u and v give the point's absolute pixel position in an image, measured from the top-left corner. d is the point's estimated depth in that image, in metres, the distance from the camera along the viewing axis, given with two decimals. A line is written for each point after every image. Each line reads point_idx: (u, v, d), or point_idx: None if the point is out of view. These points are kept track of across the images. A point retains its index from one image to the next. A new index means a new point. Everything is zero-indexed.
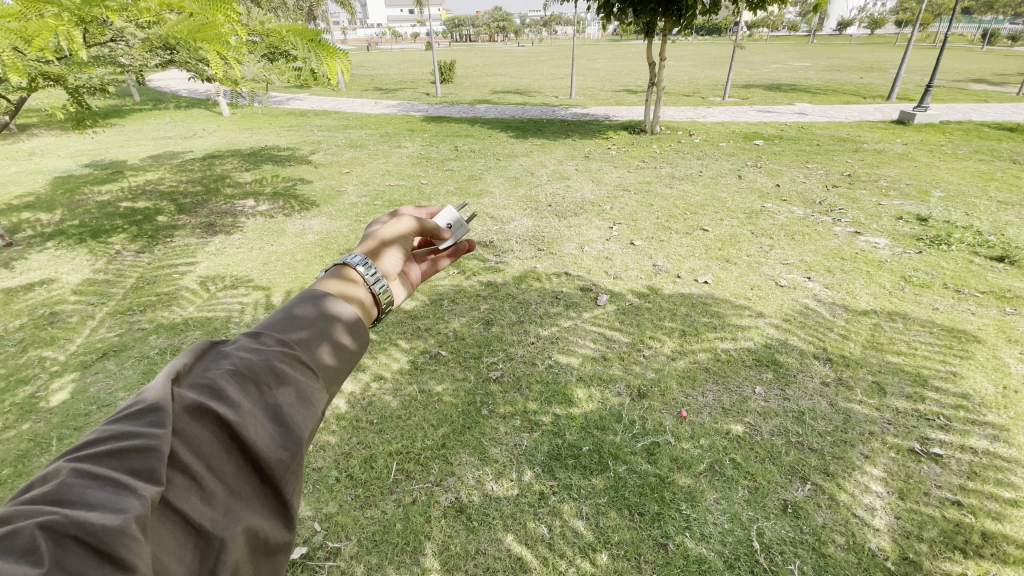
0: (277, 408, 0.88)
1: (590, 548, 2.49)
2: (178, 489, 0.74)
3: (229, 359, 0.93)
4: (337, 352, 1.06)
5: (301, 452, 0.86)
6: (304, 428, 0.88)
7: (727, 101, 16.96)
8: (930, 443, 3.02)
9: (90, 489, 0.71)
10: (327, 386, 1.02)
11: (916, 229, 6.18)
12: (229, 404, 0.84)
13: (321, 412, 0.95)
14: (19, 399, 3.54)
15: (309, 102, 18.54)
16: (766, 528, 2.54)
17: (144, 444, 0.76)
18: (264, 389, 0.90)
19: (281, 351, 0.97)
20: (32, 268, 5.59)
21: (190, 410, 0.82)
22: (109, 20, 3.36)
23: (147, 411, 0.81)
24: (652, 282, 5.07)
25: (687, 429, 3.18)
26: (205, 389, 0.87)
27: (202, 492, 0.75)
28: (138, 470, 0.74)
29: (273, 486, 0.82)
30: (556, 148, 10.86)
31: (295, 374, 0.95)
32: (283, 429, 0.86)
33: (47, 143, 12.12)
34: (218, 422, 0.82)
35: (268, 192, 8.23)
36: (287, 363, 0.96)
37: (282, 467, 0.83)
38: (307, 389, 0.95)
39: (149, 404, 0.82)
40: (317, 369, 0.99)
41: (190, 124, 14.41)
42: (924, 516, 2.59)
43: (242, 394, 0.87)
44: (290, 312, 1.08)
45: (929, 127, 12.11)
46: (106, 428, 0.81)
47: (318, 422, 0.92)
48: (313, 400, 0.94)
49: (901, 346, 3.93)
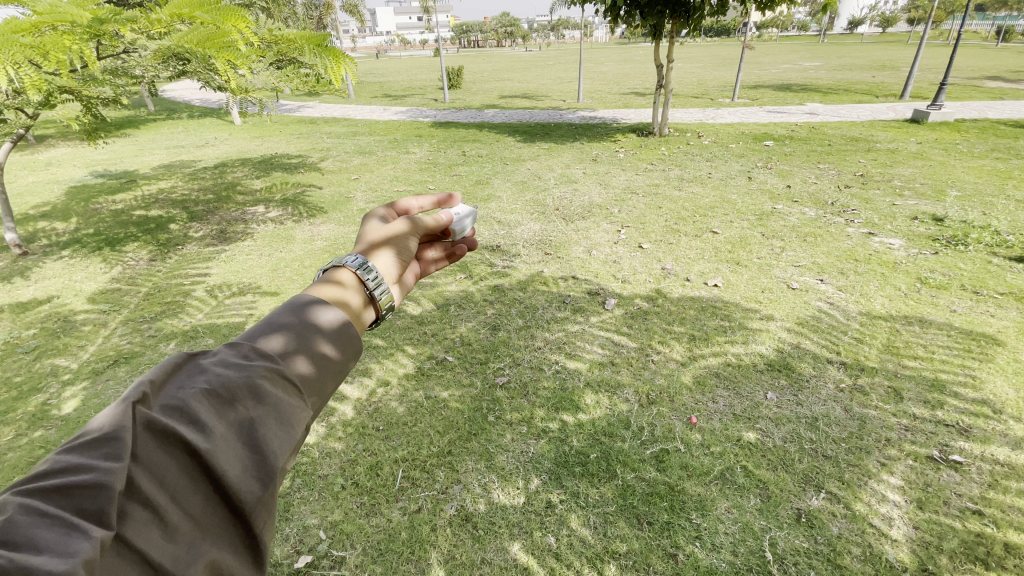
0: (252, 433, 0.87)
1: (598, 558, 2.44)
2: (136, 525, 0.72)
3: (203, 378, 0.92)
4: (322, 368, 1.06)
5: (274, 481, 0.85)
6: (278, 456, 0.86)
7: (736, 102, 16.83)
8: (949, 450, 2.94)
9: (38, 529, 0.67)
10: (308, 406, 1.01)
11: (932, 229, 6.05)
12: (200, 430, 0.83)
13: (299, 436, 0.93)
14: (32, 407, 3.58)
15: (319, 110, 18.75)
16: (779, 539, 2.47)
17: (99, 479, 0.73)
18: (239, 412, 0.88)
19: (260, 369, 0.96)
20: (47, 277, 5.68)
21: (158, 436, 0.80)
22: (121, 33, 3.40)
23: (107, 439, 0.78)
24: (661, 286, 5.01)
25: (697, 436, 3.12)
26: (176, 412, 0.85)
27: (164, 526, 0.73)
28: (88, 511, 0.70)
29: (243, 518, 0.81)
30: (564, 152, 10.83)
31: (277, 392, 0.94)
32: (256, 457, 0.85)
33: (63, 154, 12.34)
34: (186, 449, 0.80)
35: (278, 199, 8.29)
36: (268, 380, 0.95)
37: (253, 498, 0.81)
38: (287, 411, 0.93)
39: (109, 431, 0.79)
40: (296, 389, 0.98)
41: (202, 133, 14.60)
42: (943, 527, 2.50)
43: (215, 419, 0.85)
44: (273, 326, 1.08)
45: (944, 125, 11.92)
46: (61, 457, 0.78)
47: (295, 446, 0.91)
48: (292, 423, 0.93)
49: (918, 349, 3.84)
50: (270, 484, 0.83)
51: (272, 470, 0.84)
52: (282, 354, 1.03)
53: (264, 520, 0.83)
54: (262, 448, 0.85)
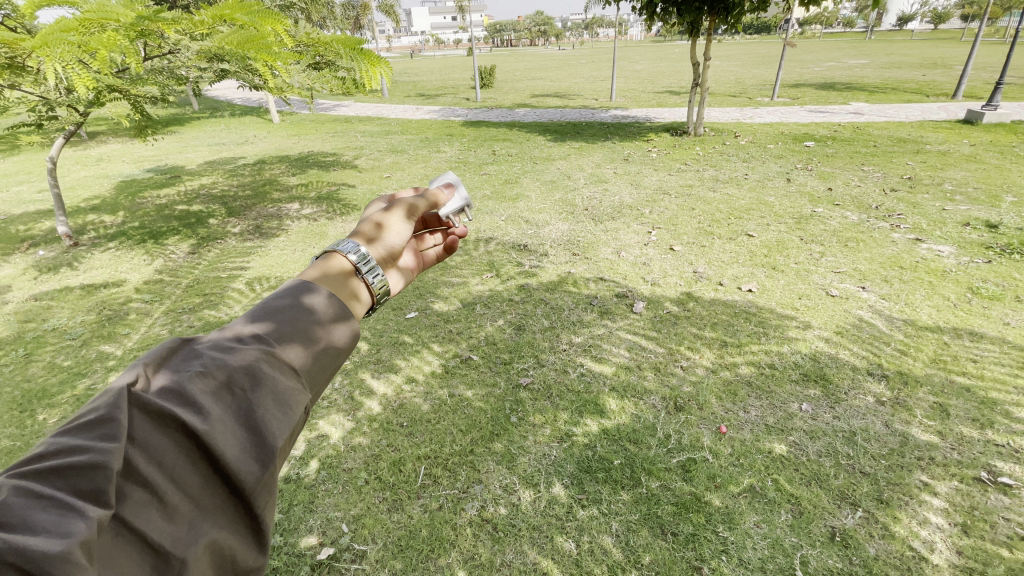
0: (250, 415, 0.87)
1: (619, 567, 2.39)
2: (135, 506, 0.73)
3: (200, 361, 0.92)
4: (315, 354, 1.06)
5: (273, 463, 0.85)
6: (277, 437, 0.87)
7: (775, 101, 16.30)
8: (998, 472, 2.76)
9: (34, 512, 0.69)
10: (308, 389, 1.01)
11: (985, 236, 5.71)
12: (197, 411, 0.83)
13: (298, 417, 0.93)
14: (78, 391, 3.78)
15: (354, 109, 19.17)
16: (811, 557, 2.36)
17: (95, 460, 0.73)
18: (236, 394, 0.88)
19: (255, 352, 0.96)
20: (95, 267, 5.99)
21: (153, 417, 0.81)
22: (167, 34, 3.53)
23: (103, 420, 0.79)
24: (691, 289, 4.89)
25: (726, 446, 3.03)
26: (171, 393, 0.85)
27: (163, 507, 0.74)
28: (85, 491, 0.71)
29: (243, 498, 0.81)
30: (595, 151, 10.72)
31: (274, 373, 0.94)
32: (254, 437, 0.85)
33: (113, 150, 12.98)
34: (183, 430, 0.80)
35: (313, 196, 8.50)
36: (265, 362, 0.95)
37: (252, 479, 0.82)
38: (286, 392, 0.94)
39: (103, 414, 0.79)
40: (294, 371, 0.98)
41: (242, 131, 15.11)
42: (990, 554, 2.35)
43: (211, 401, 0.85)
44: (270, 309, 1.08)
45: (1000, 126, 11.24)
46: (56, 440, 0.79)
47: (293, 428, 0.91)
48: (291, 404, 0.93)
49: (967, 364, 3.62)
50: (270, 464, 0.84)
51: (271, 451, 0.85)
52: (277, 339, 1.03)
53: (266, 502, 0.83)
54: (260, 428, 0.86)
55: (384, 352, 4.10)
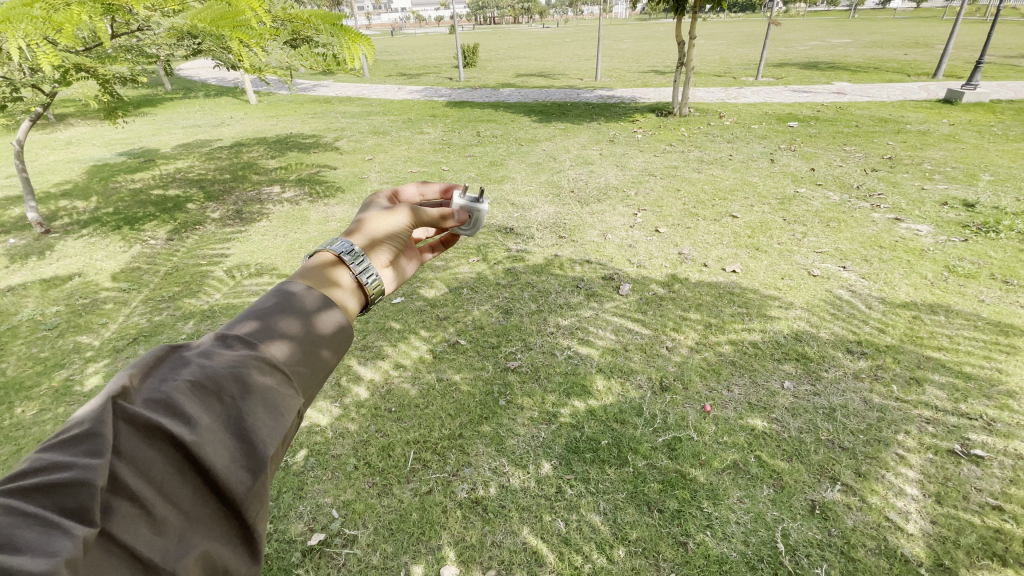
0: (240, 422, 0.85)
1: (607, 544, 2.45)
2: (123, 521, 0.70)
3: (188, 368, 0.90)
4: (308, 356, 1.04)
5: (265, 471, 0.83)
6: (269, 444, 0.85)
7: (760, 81, 16.30)
8: (970, 444, 2.85)
9: (17, 529, 0.66)
10: (301, 393, 1.00)
11: (962, 215, 5.83)
12: (185, 421, 0.81)
13: (290, 423, 0.91)
14: (56, 382, 3.70)
15: (334, 89, 18.68)
16: (792, 530, 2.44)
17: (80, 476, 0.71)
18: (225, 402, 0.86)
19: (245, 356, 0.94)
20: (69, 255, 5.81)
21: (141, 429, 0.78)
22: (135, 10, 3.37)
23: (87, 435, 0.76)
24: (677, 271, 4.92)
25: (710, 424, 3.09)
26: (159, 403, 0.83)
27: (151, 520, 0.72)
28: (71, 507, 0.69)
29: (235, 508, 0.79)
30: (580, 132, 10.63)
31: (264, 379, 0.92)
32: (246, 445, 0.83)
33: (83, 133, 12.51)
34: (171, 441, 0.78)
35: (294, 179, 8.31)
36: (255, 367, 0.93)
37: (244, 488, 0.80)
38: (277, 397, 0.92)
39: (87, 428, 0.77)
40: (285, 375, 0.96)
41: (218, 113, 14.65)
42: (962, 522, 2.44)
43: (199, 409, 0.83)
44: (257, 313, 1.06)
45: (978, 106, 11.39)
46: (40, 456, 0.76)
47: (285, 434, 0.90)
48: (282, 410, 0.91)
49: (942, 340, 3.72)
50: (261, 473, 0.82)
51: (262, 459, 0.83)
52: (267, 343, 1.01)
53: (258, 509, 0.81)
54: (251, 435, 0.84)
55: (371, 338, 4.07)
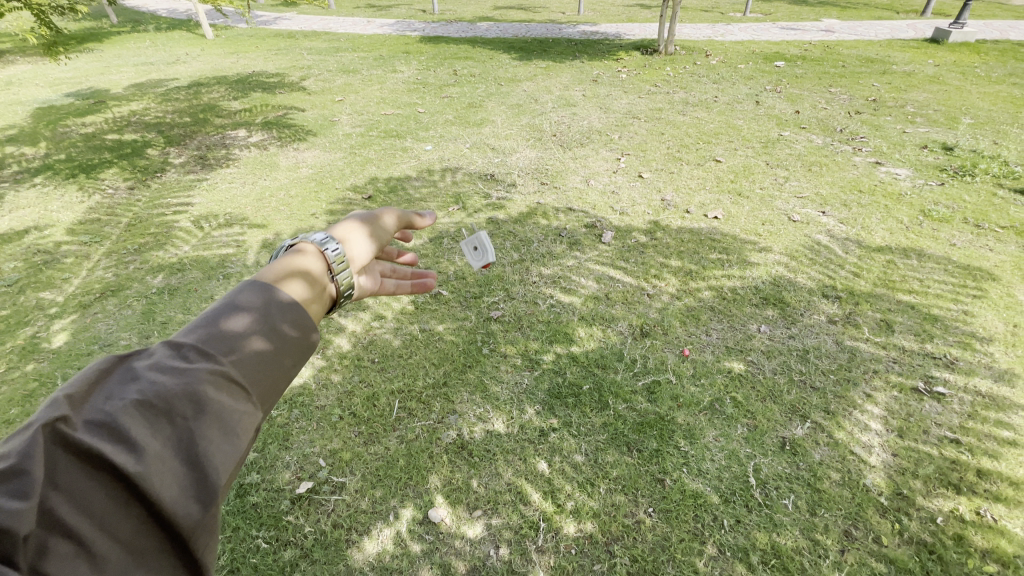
0: (190, 449, 0.78)
1: (588, 482, 2.55)
2: (58, 562, 0.67)
3: (133, 386, 0.82)
4: (274, 360, 0.94)
5: (217, 501, 0.78)
6: (221, 473, 0.79)
7: (747, 17, 15.67)
8: (933, 382, 2.99)
9: None
10: (265, 402, 0.92)
11: (940, 159, 5.85)
12: (126, 453, 0.74)
13: (247, 443, 0.85)
14: (22, 340, 3.58)
15: (298, 22, 17.34)
16: (763, 465, 2.57)
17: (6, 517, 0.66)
18: (174, 427, 0.79)
19: (199, 369, 0.85)
20: (21, 206, 5.47)
21: (78, 461, 0.72)
22: None
23: (18, 465, 0.70)
24: (660, 218, 4.89)
25: (688, 367, 3.17)
26: (99, 429, 0.76)
27: (90, 559, 0.68)
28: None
29: (183, 540, 0.76)
30: (562, 72, 10.17)
31: (219, 396, 0.84)
32: (195, 476, 0.77)
33: (23, 71, 11.47)
34: (111, 476, 0.72)
35: (260, 122, 7.84)
36: (208, 383, 0.84)
37: (191, 522, 0.76)
38: (234, 416, 0.84)
39: (18, 458, 0.70)
40: (244, 388, 0.88)
41: (172, 48, 13.53)
42: (921, 454, 2.59)
43: (145, 436, 0.76)
44: (216, 310, 0.96)
45: (965, 46, 11.21)
46: None
47: (242, 457, 0.83)
48: (239, 430, 0.84)
49: (913, 283, 3.82)
50: (211, 505, 0.77)
51: (213, 490, 0.77)
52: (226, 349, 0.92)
53: (208, 541, 0.77)
54: (201, 466, 0.78)
55: None
